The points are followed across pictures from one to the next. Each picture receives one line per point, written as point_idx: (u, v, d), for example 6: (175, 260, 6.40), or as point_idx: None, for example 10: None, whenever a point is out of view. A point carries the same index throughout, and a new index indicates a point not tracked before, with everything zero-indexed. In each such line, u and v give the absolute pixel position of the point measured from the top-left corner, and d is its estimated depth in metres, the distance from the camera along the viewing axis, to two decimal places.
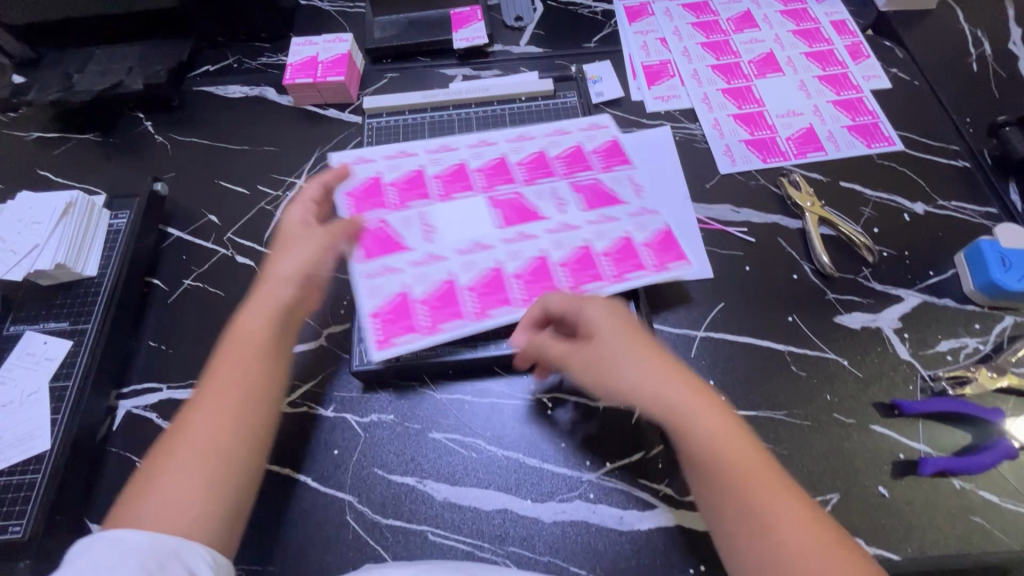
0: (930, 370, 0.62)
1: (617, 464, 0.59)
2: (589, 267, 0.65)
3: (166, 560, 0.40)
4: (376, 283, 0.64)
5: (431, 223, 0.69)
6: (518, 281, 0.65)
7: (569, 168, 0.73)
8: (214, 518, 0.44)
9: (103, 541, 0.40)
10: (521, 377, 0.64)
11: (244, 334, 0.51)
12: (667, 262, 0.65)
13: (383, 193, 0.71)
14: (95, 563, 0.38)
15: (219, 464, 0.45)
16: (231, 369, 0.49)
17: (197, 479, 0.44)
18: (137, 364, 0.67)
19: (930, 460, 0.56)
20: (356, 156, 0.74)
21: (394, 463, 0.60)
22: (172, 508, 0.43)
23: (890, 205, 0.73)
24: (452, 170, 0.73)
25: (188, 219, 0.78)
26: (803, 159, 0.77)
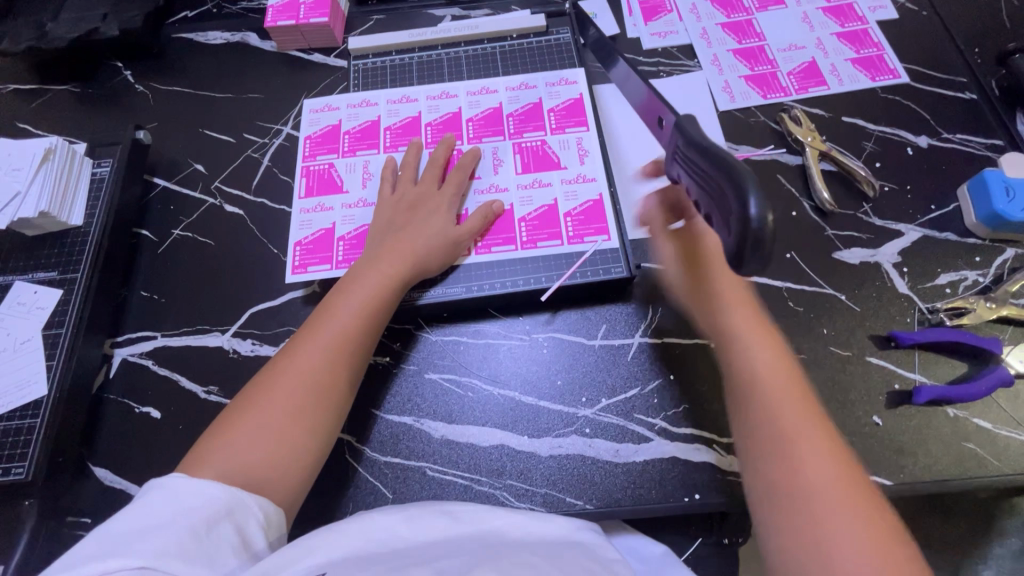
0: (929, 304, 0.61)
1: (612, 400, 0.59)
2: (595, 220, 0.65)
3: (213, 513, 0.43)
4: (307, 214, 0.69)
5: (371, 171, 0.72)
6: (523, 223, 0.66)
7: (560, 121, 0.71)
8: (297, 448, 0.51)
9: (154, 493, 0.43)
10: (516, 318, 0.64)
11: (361, 283, 0.58)
12: (584, 236, 0.64)
13: (377, 136, 0.74)
14: (153, 517, 0.41)
15: (310, 406, 0.52)
16: (337, 315, 0.57)
17: (292, 409, 0.51)
18: (130, 314, 0.67)
19: (925, 389, 0.56)
20: (361, 98, 0.76)
21: (390, 403, 0.60)
22: (269, 431, 0.50)
23: (893, 139, 0.71)
24: (446, 119, 0.73)
25: (174, 168, 0.76)
26: (805, 94, 0.74)
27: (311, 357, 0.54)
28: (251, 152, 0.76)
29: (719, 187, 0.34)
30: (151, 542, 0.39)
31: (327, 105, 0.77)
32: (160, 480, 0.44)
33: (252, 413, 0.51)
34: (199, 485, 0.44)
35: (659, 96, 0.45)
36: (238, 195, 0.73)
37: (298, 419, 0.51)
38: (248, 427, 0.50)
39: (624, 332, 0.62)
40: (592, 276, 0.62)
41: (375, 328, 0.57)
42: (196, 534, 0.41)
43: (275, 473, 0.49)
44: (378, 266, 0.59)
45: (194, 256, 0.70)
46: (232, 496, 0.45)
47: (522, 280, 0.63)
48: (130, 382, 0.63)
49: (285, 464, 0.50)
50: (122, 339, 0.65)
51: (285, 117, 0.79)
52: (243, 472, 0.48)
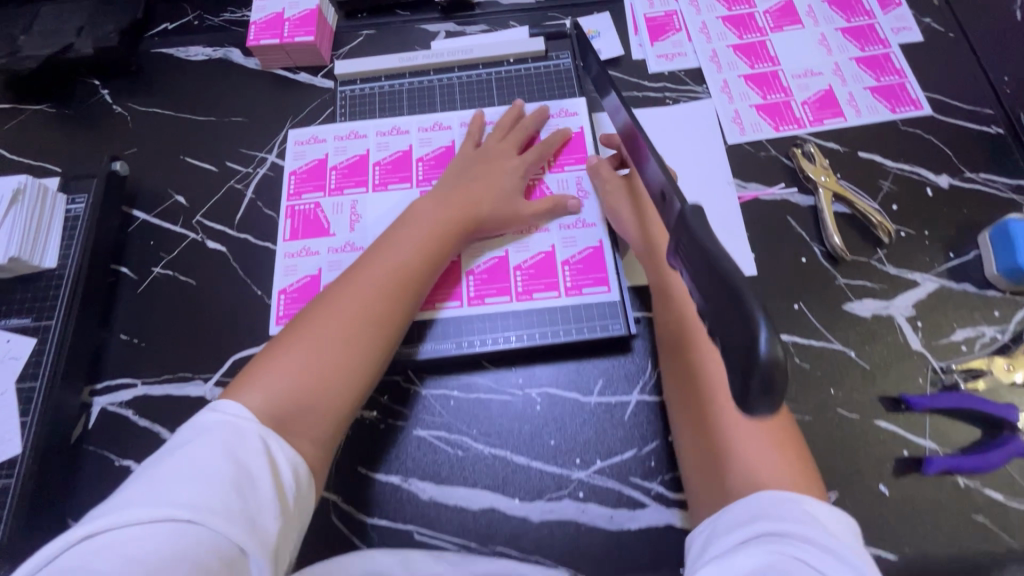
0: (943, 362, 0.58)
1: (607, 462, 0.56)
2: (593, 270, 0.64)
3: (253, 471, 0.43)
4: (291, 259, 0.67)
5: (359, 212, 0.69)
6: (519, 273, 0.64)
7: (561, 158, 0.69)
8: (345, 387, 0.52)
9: (198, 432, 0.45)
10: (509, 370, 0.61)
11: (415, 235, 0.60)
12: (581, 287, 0.63)
13: (365, 172, 0.71)
14: (196, 466, 0.42)
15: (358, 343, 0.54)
16: (387, 259, 0.58)
17: (341, 345, 0.53)
18: (108, 358, 0.64)
19: (936, 459, 0.54)
20: (348, 129, 0.73)
21: (378, 460, 0.58)
22: (318, 365, 0.51)
23: (912, 178, 0.67)
24: (439, 154, 0.71)
25: (154, 199, 0.72)
26: (819, 126, 0.70)
27: (363, 298, 0.55)
28: (234, 182, 0.73)
29: (719, 300, 0.31)
30: (185, 492, 0.40)
31: (314, 136, 0.73)
32: (210, 412, 0.46)
33: (296, 348, 0.52)
34: (241, 430, 0.45)
35: (662, 168, 0.41)
36: (221, 231, 0.70)
37: (346, 359, 0.53)
38: (297, 360, 0.51)
39: (622, 388, 0.59)
40: (587, 332, 0.61)
41: (425, 277, 0.59)
42: (229, 486, 0.42)
43: (311, 412, 0.50)
44: (422, 224, 0.61)
45: (175, 297, 0.67)
46: (268, 443, 0.46)
47: (514, 335, 0.61)
48: (110, 433, 0.61)
49: (329, 404, 0.51)
50: (101, 386, 0.63)
51: (271, 144, 0.75)
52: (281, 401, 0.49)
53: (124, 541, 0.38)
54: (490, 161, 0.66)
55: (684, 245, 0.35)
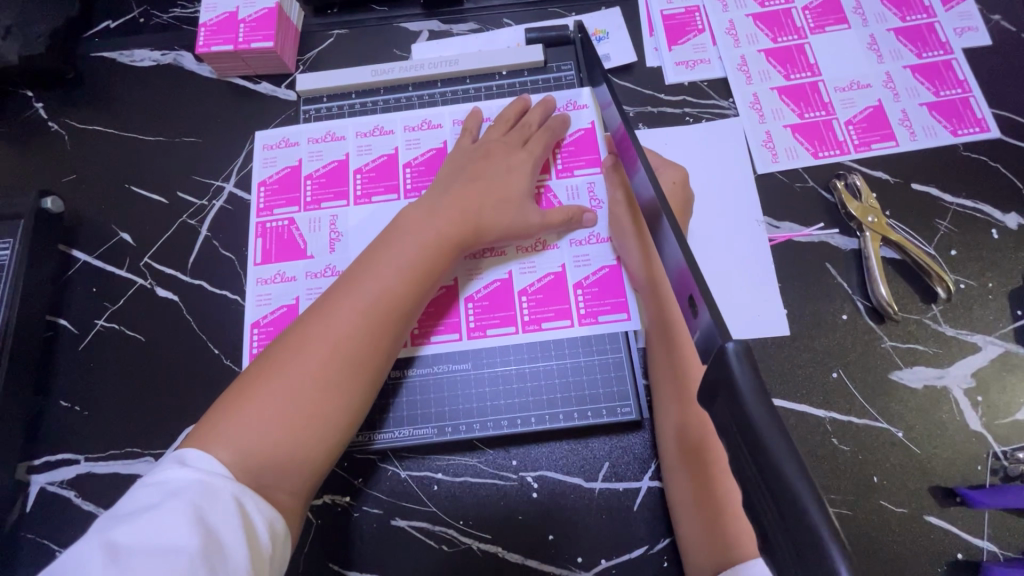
0: (1006, 447, 0.50)
1: (613, 562, 0.49)
2: (612, 293, 0.55)
3: (222, 535, 0.37)
4: (264, 286, 0.57)
5: (340, 229, 0.58)
6: (524, 301, 0.56)
7: (570, 160, 0.60)
8: (330, 424, 0.45)
9: (162, 491, 0.38)
10: (502, 451, 0.53)
11: (414, 238, 0.51)
12: (597, 312, 0.54)
13: (346, 182, 0.60)
14: (156, 532, 0.36)
15: (346, 369, 0.46)
16: (382, 268, 0.50)
17: (325, 374, 0.45)
18: (46, 430, 0.56)
19: (998, 571, 0.46)
20: (325, 130, 0.62)
21: (351, 556, 0.51)
22: (297, 397, 0.44)
23: (974, 216, 0.57)
24: (429, 157, 0.61)
25: (96, 238, 0.63)
26: (866, 151, 0.59)
27: (351, 318, 0.47)
28: (186, 216, 0.63)
29: (774, 513, 0.25)
30: (146, 572, 0.34)
31: (284, 139, 0.63)
32: (178, 467, 0.39)
33: (274, 387, 0.44)
34: (214, 490, 0.38)
35: (693, 268, 0.34)
36: (172, 275, 0.61)
37: (332, 392, 0.45)
38: (276, 390, 0.44)
39: (631, 474, 0.51)
40: (592, 418, 0.52)
41: (424, 289, 0.51)
42: (197, 562, 0.35)
43: (295, 459, 0.44)
44: (421, 233, 0.52)
45: (121, 356, 0.59)
46: (243, 503, 0.39)
47: (505, 420, 0.53)
48: (49, 518, 0.54)
49: (312, 445, 0.45)
50: (39, 462, 0.55)
51: (227, 168, 0.65)
52: (259, 452, 0.42)
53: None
54: (481, 171, 0.55)
55: (723, 405, 0.28)
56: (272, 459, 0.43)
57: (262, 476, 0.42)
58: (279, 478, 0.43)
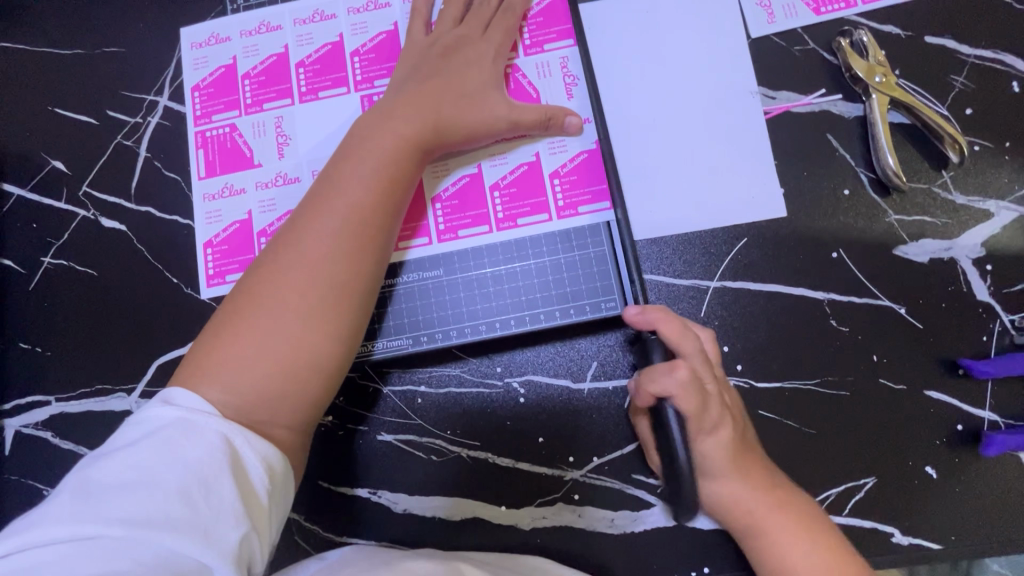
0: (1014, 315, 0.47)
1: (605, 460, 0.48)
2: (591, 181, 0.50)
3: (211, 468, 0.34)
4: (212, 202, 0.54)
5: (286, 131, 0.54)
6: (495, 196, 0.51)
7: (539, 31, 0.53)
8: (321, 354, 0.41)
9: (144, 430, 0.35)
10: (485, 359, 0.50)
11: (379, 143, 0.46)
12: (576, 204, 0.50)
13: (287, 77, 0.54)
14: (137, 468, 0.33)
15: (330, 293, 0.42)
16: (350, 179, 0.44)
17: (308, 300, 0.41)
18: (12, 374, 0.54)
19: (1000, 439, 0.44)
20: (260, 21, 0.56)
21: (339, 472, 0.50)
22: (281, 327, 0.40)
23: (994, 69, 0.51)
24: (379, 42, 0.54)
25: (27, 169, 0.57)
26: (875, 2, 0.52)
27: (326, 238, 0.42)
28: (122, 138, 0.57)
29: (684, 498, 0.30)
30: (120, 508, 0.32)
31: (215, 34, 0.56)
32: (160, 404, 0.36)
33: (252, 324, 0.40)
34: (196, 425, 0.35)
35: None
36: (116, 204, 0.56)
37: (317, 320, 0.41)
38: (258, 324, 0.40)
39: (620, 371, 0.49)
40: (575, 315, 0.49)
41: (398, 198, 0.46)
42: (176, 498, 0.32)
43: (293, 393, 0.40)
44: (383, 143, 0.46)
45: (75, 293, 0.55)
46: (230, 438, 0.36)
47: (487, 327, 0.50)
48: (30, 460, 0.53)
49: (307, 376, 0.40)
50: (10, 406, 0.54)
51: (158, 80, 0.58)
52: (252, 389, 0.39)
53: (42, 565, 0.30)
54: (433, 69, 0.49)
55: None
56: (264, 397, 0.39)
57: (254, 414, 0.38)
58: (273, 413, 0.39)
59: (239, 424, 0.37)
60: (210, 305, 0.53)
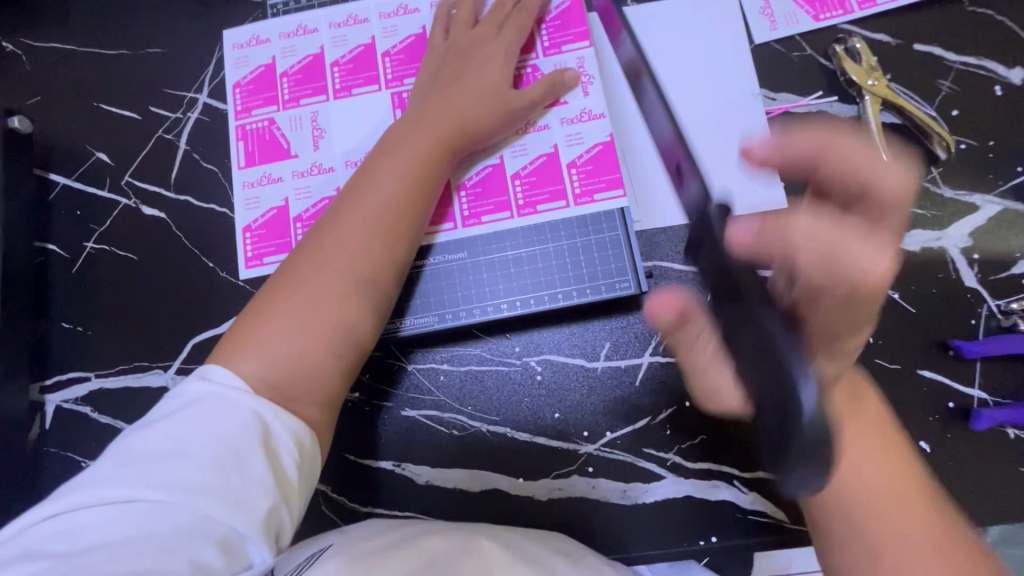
0: (1001, 301, 0.51)
1: (618, 435, 0.51)
2: (606, 170, 0.54)
3: (243, 441, 0.37)
4: (251, 190, 0.57)
5: (323, 125, 0.57)
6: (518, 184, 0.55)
7: (558, 35, 0.57)
8: (347, 338, 0.44)
9: (184, 403, 0.38)
10: (503, 339, 0.54)
11: (406, 148, 0.49)
12: (593, 190, 0.54)
13: (323, 76, 0.58)
14: (175, 440, 0.36)
15: (357, 284, 0.45)
16: (381, 181, 0.48)
17: (337, 287, 0.44)
18: (54, 351, 0.57)
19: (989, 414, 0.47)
20: (297, 24, 0.60)
21: (365, 445, 0.53)
22: (312, 312, 0.43)
23: (978, 74, 0.55)
24: (409, 43, 0.58)
25: (73, 160, 0.61)
26: (871, 8, 0.56)
27: (357, 233, 0.46)
28: (163, 131, 0.61)
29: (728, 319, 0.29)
30: (158, 475, 0.35)
31: (255, 36, 0.60)
32: (197, 380, 0.40)
33: (290, 303, 0.43)
34: (228, 401, 0.38)
35: None
36: (156, 193, 0.60)
37: (345, 308, 0.44)
38: (290, 308, 0.43)
39: (632, 351, 0.52)
40: (591, 295, 0.52)
41: (423, 199, 0.49)
42: (210, 467, 0.35)
43: (321, 373, 0.43)
44: (410, 146, 0.49)
45: (116, 276, 0.58)
46: (261, 414, 0.38)
47: (508, 306, 0.53)
48: (69, 432, 0.55)
49: (333, 358, 0.43)
50: (52, 381, 0.56)
51: (198, 78, 0.62)
52: (285, 367, 0.41)
53: (90, 524, 0.33)
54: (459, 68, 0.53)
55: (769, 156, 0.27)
56: (297, 375, 0.42)
57: (288, 390, 0.41)
58: (305, 389, 0.42)
59: (272, 402, 0.40)
60: (244, 287, 0.57)
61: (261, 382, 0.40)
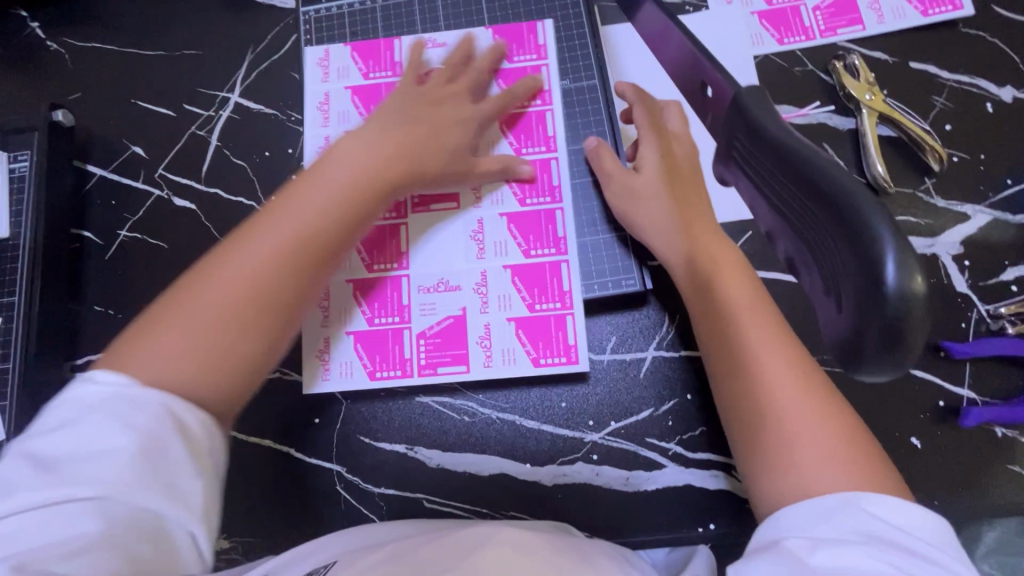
0: (991, 306, 0.53)
1: (622, 424, 0.54)
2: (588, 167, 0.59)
3: (162, 431, 0.35)
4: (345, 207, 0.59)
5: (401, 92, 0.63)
6: (508, 229, 0.57)
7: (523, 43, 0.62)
8: (268, 317, 0.41)
9: (78, 406, 0.35)
10: (513, 332, 0.56)
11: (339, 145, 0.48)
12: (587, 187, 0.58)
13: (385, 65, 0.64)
14: (86, 442, 0.34)
15: (270, 273, 0.41)
16: (311, 180, 0.45)
17: (257, 272, 0.41)
18: (86, 332, 0.60)
19: (976, 412, 0.50)
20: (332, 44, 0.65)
21: (380, 429, 0.55)
22: (222, 299, 0.40)
23: (970, 91, 0.58)
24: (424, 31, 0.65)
25: (110, 153, 0.64)
26: (831, 37, 0.60)
27: (279, 227, 0.42)
28: (196, 128, 0.64)
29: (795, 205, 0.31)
30: (80, 479, 0.33)
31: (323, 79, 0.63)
32: (88, 380, 0.36)
33: (196, 289, 0.40)
34: (135, 398, 0.35)
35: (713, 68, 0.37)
36: (187, 186, 0.63)
37: (257, 297, 0.40)
38: (194, 300, 0.39)
39: (637, 345, 0.55)
40: (600, 291, 0.56)
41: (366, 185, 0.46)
42: (132, 464, 0.34)
43: (237, 362, 0.39)
44: (366, 134, 0.49)
45: (147, 263, 0.61)
46: (173, 406, 0.36)
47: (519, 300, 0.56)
48: None
49: (245, 342, 0.40)
50: (83, 361, 0.59)
51: (231, 79, 0.65)
52: (193, 355, 0.38)
53: (14, 531, 0.32)
54: (435, 102, 0.55)
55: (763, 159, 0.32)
56: (209, 363, 0.38)
57: (208, 378, 0.38)
58: (207, 387, 0.38)
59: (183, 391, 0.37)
60: None
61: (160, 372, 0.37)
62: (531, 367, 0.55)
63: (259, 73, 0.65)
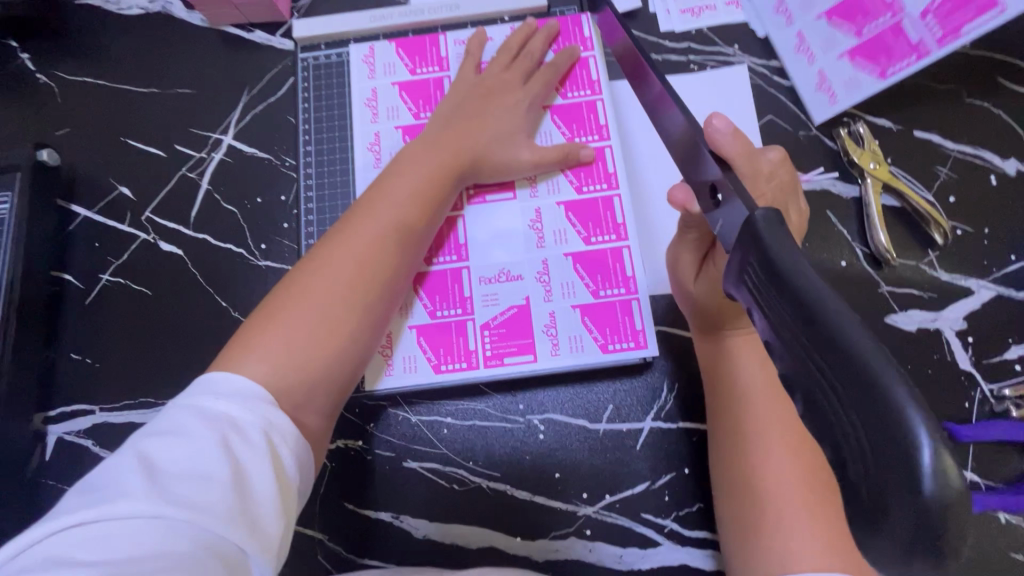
0: (995, 385, 0.52)
1: (617, 497, 0.52)
2: (594, 223, 0.58)
3: (259, 451, 0.35)
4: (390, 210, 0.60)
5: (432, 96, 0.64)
6: (567, 218, 0.58)
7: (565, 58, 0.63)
8: (357, 331, 0.45)
9: (193, 418, 0.35)
10: (508, 396, 0.55)
11: (408, 171, 0.52)
12: (592, 244, 0.57)
13: (424, 74, 0.64)
14: (182, 455, 0.33)
15: (364, 288, 0.45)
16: (385, 203, 0.49)
17: (346, 283, 0.45)
18: (60, 382, 0.57)
19: (980, 498, 0.49)
20: (370, 48, 0.65)
21: (365, 495, 0.53)
22: (317, 308, 0.43)
23: (974, 162, 0.57)
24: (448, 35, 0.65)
25: (97, 193, 0.62)
26: (955, 39, 0.51)
27: (363, 242, 0.46)
28: (186, 170, 0.63)
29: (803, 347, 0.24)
30: (178, 492, 0.32)
31: (369, 70, 0.65)
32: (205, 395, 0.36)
33: (301, 294, 0.43)
34: (236, 417, 0.36)
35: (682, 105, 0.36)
36: (174, 230, 0.61)
37: (355, 306, 0.45)
38: (296, 307, 0.43)
39: (633, 413, 0.53)
40: (599, 357, 0.54)
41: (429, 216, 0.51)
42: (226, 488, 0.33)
43: (322, 373, 0.42)
44: (424, 164, 0.52)
45: (129, 309, 0.59)
46: (268, 434, 0.36)
47: (517, 365, 0.55)
48: (69, 465, 0.55)
49: (338, 346, 0.44)
50: (56, 412, 0.57)
51: (225, 121, 0.64)
52: (291, 364, 0.41)
53: (115, 536, 0.30)
54: (490, 93, 0.59)
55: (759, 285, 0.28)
56: (302, 376, 0.41)
57: (292, 393, 0.40)
58: (309, 391, 0.42)
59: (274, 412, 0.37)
60: None
61: (267, 374, 0.39)
62: (598, 353, 0.54)
63: (255, 114, 0.64)
